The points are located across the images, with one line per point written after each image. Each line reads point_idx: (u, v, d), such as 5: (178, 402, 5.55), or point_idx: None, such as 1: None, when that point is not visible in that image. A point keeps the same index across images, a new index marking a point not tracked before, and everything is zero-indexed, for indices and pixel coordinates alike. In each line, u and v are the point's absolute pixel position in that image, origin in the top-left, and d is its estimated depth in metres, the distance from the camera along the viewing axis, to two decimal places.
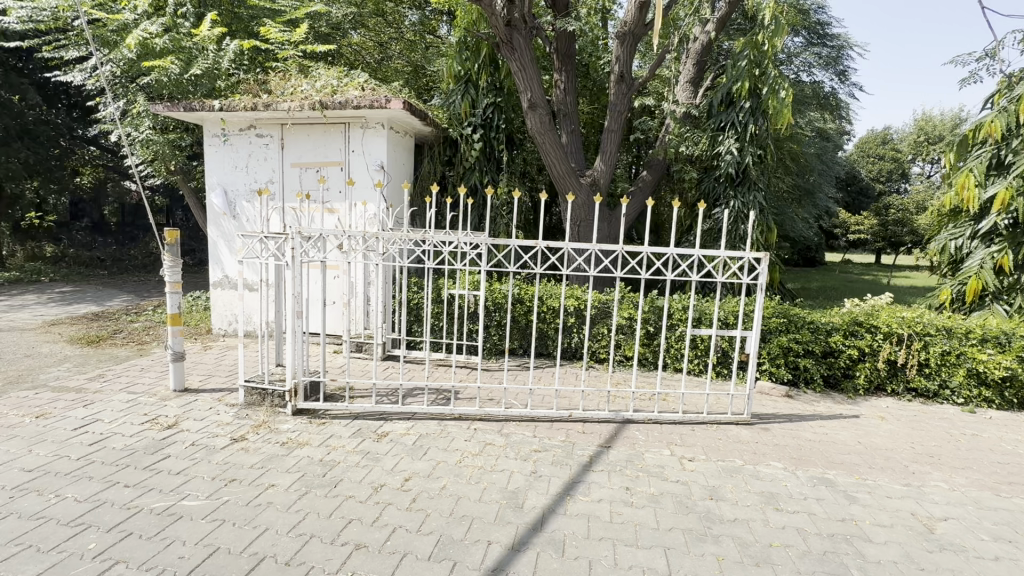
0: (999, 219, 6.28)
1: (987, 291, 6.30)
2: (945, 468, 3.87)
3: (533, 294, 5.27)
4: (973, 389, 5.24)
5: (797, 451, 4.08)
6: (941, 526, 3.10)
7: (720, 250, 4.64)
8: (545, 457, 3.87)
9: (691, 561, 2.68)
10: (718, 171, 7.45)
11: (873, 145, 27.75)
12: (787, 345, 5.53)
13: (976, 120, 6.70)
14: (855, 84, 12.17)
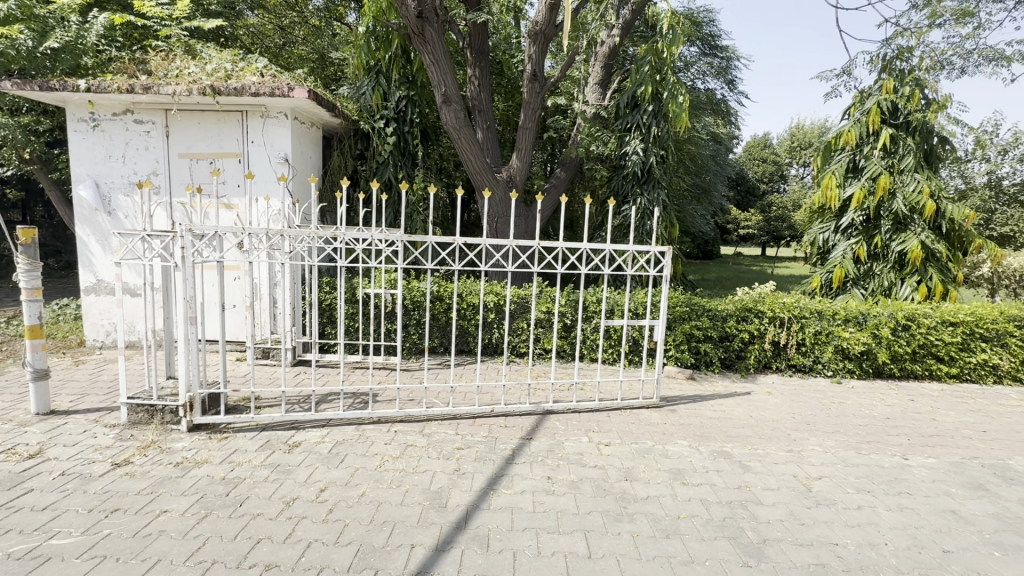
0: (855, 216, 7.27)
1: (848, 277, 7.29)
2: (819, 434, 4.42)
3: (452, 291, 5.20)
4: (839, 363, 6.03)
5: (699, 429, 4.44)
6: (816, 484, 3.53)
7: (629, 244, 4.89)
8: (468, 453, 3.86)
9: (608, 540, 2.81)
10: (625, 170, 7.86)
11: (757, 149, 30.88)
12: (690, 332, 6.00)
13: (837, 128, 7.68)
14: (742, 92, 13.42)
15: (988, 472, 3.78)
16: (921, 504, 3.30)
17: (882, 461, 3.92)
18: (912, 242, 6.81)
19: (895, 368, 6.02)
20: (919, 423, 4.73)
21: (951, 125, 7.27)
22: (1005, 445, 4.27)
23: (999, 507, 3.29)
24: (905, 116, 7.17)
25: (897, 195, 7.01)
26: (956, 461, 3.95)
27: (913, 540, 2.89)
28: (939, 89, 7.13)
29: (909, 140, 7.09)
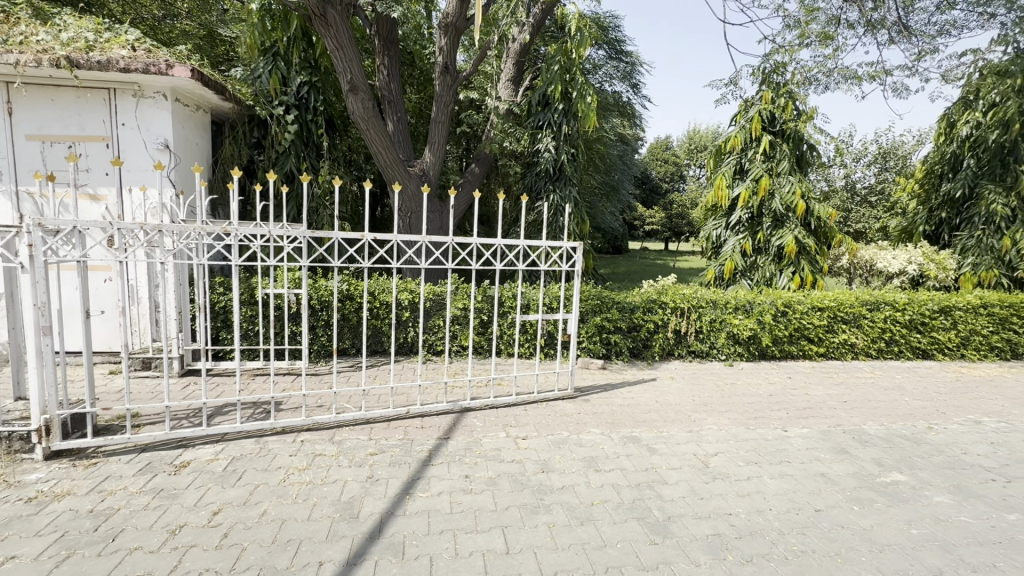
0: (742, 213, 8.05)
1: (737, 269, 8.06)
2: (714, 413, 4.82)
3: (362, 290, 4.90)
4: (731, 348, 6.63)
5: (610, 416, 4.64)
6: (713, 460, 3.84)
7: (543, 240, 4.96)
8: (383, 458, 3.71)
9: (526, 534, 2.84)
10: (538, 167, 8.02)
11: (659, 150, 33.08)
12: (601, 324, 6.27)
13: (726, 133, 8.42)
14: (645, 96, 14.22)
15: (849, 437, 4.35)
16: (798, 470, 3.71)
17: (767, 434, 4.36)
18: (788, 237, 7.67)
19: (776, 349, 6.75)
20: (795, 398, 5.34)
21: (817, 134, 8.23)
22: (861, 412, 4.95)
23: (857, 467, 3.80)
24: (781, 124, 8.01)
25: (775, 195, 7.85)
26: (824, 429, 4.50)
27: (792, 503, 3.25)
28: (808, 102, 8.05)
29: (785, 146, 7.92)
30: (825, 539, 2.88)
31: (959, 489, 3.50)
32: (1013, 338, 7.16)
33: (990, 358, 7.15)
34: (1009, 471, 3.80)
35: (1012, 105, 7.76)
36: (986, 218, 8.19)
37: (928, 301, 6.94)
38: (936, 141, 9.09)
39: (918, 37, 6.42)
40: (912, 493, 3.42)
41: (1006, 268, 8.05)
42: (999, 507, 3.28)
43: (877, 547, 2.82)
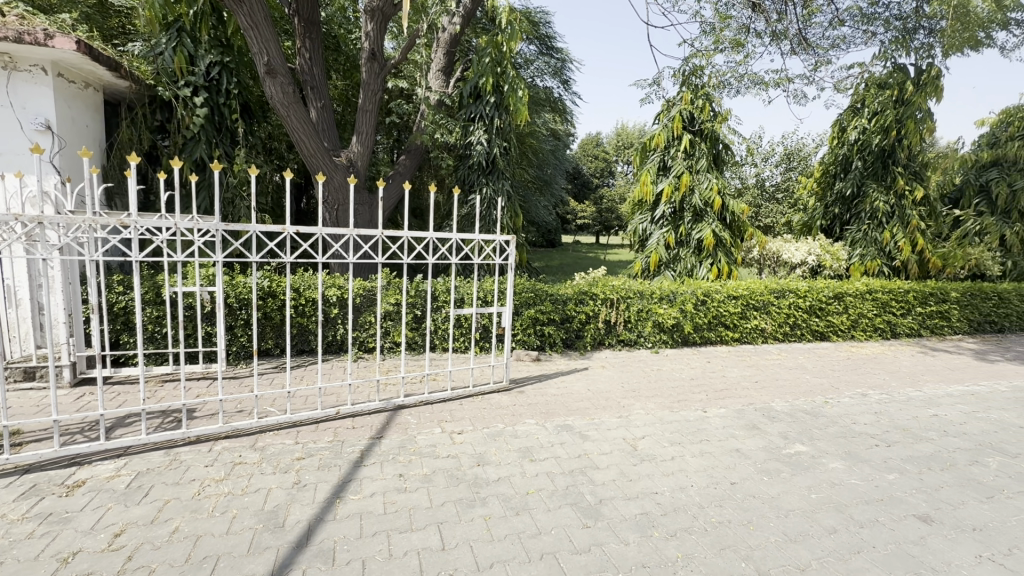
0: (665, 208, 8.50)
1: (661, 261, 8.52)
2: (642, 398, 5.07)
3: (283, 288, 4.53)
4: (657, 336, 6.99)
5: (545, 406, 4.74)
6: (641, 443, 4.03)
7: (477, 233, 4.94)
8: (311, 463, 3.53)
9: (462, 528, 2.82)
10: (471, 160, 7.97)
11: (590, 146, 34.09)
12: (535, 316, 6.38)
13: (650, 131, 8.83)
14: (575, 93, 14.54)
15: (759, 414, 4.74)
16: (716, 448, 3.99)
17: (689, 416, 4.64)
18: (706, 231, 8.19)
19: (697, 336, 7.20)
20: (714, 380, 5.73)
21: (731, 135, 8.82)
22: (770, 391, 5.41)
23: (766, 441, 4.15)
24: (700, 124, 8.48)
25: (695, 191, 8.35)
26: (739, 408, 4.87)
27: (711, 479, 3.49)
28: (722, 104, 8.60)
29: (703, 145, 8.41)
30: (739, 509, 3.12)
31: (850, 455, 3.93)
32: (892, 320, 8.14)
33: (874, 338, 8.08)
34: (889, 437, 4.32)
35: (890, 114, 8.76)
36: (871, 213, 9.22)
37: (825, 288, 7.72)
38: (831, 144, 10.08)
39: (815, 48, 7.06)
40: (812, 462, 3.79)
41: (887, 258, 9.12)
42: (881, 468, 3.72)
43: (783, 512, 3.10)
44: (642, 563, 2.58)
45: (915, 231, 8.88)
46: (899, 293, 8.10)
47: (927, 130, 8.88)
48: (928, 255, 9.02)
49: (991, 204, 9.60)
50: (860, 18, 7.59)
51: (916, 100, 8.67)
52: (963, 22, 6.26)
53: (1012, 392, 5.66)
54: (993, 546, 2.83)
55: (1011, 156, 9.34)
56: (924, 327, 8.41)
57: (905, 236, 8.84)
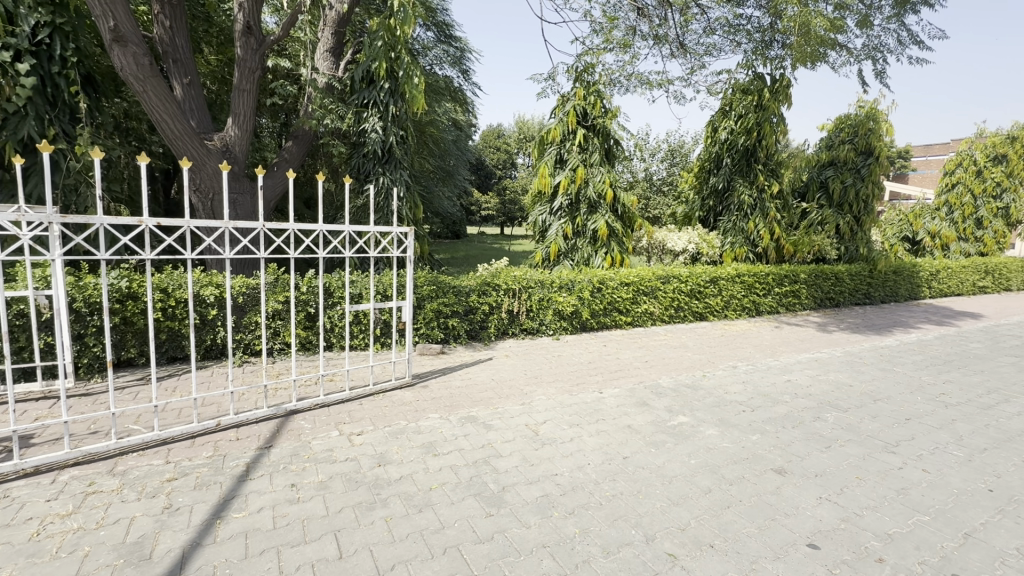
0: (563, 199, 8.84)
1: (560, 251, 8.87)
2: (544, 384, 5.25)
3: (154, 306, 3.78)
4: (558, 323, 7.27)
5: (449, 399, 4.71)
6: (542, 428, 4.17)
7: (372, 226, 4.71)
8: (186, 483, 3.16)
9: (361, 533, 2.71)
10: (365, 148, 7.56)
11: (492, 138, 34.36)
12: (438, 309, 6.31)
13: (547, 124, 9.07)
14: (475, 84, 14.51)
15: (648, 391, 5.13)
16: (610, 426, 4.25)
17: (586, 397, 4.90)
18: (600, 222, 8.65)
19: (594, 321, 7.60)
20: (609, 363, 6.10)
21: (621, 130, 9.30)
22: (657, 369, 5.90)
23: (654, 415, 4.51)
24: (592, 120, 8.88)
25: (589, 184, 8.76)
26: (631, 387, 5.24)
27: (605, 455, 3.71)
28: (612, 101, 9.03)
29: (595, 140, 8.82)
30: (630, 481, 3.36)
31: (722, 421, 4.41)
32: (756, 300, 9.25)
33: (743, 316, 9.13)
34: (753, 402, 4.92)
35: (752, 117, 9.90)
36: (738, 205, 10.36)
37: (702, 273, 8.54)
38: (705, 142, 11.13)
39: (691, 54, 7.74)
40: (692, 431, 4.19)
41: (752, 246, 10.32)
42: (747, 431, 4.22)
43: (668, 479, 3.39)
44: (542, 543, 2.67)
45: (772, 222, 10.15)
46: (761, 276, 9.22)
47: (781, 132, 10.16)
48: (783, 242, 10.37)
49: (829, 198, 11.27)
50: (728, 29, 8.43)
51: (771, 106, 9.88)
52: (805, 39, 7.22)
53: (845, 357, 6.73)
54: (830, 487, 3.35)
55: (843, 157, 11.00)
56: (781, 305, 9.67)
57: (765, 226, 10.07)
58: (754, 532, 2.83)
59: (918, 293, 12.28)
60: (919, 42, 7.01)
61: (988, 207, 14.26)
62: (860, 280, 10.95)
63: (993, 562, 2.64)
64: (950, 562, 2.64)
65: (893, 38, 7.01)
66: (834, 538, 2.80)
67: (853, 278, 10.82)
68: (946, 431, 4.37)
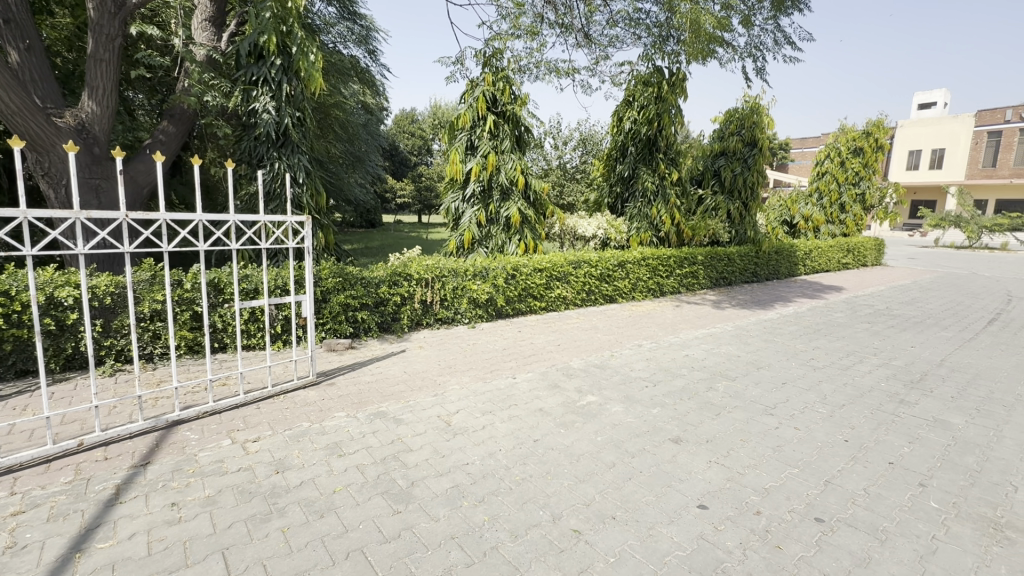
0: (475, 186, 8.76)
1: (474, 239, 8.82)
2: (457, 373, 5.22)
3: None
4: (473, 311, 7.24)
5: (357, 396, 4.51)
6: (455, 418, 4.13)
7: (264, 215, 4.29)
8: (36, 516, 2.73)
9: (253, 549, 2.51)
10: (256, 130, 6.93)
11: (405, 123, 33.35)
12: (346, 302, 6.01)
13: (457, 109, 8.90)
14: (383, 64, 13.89)
15: (560, 373, 5.28)
16: (522, 410, 4.31)
17: (500, 384, 4.93)
18: (513, 209, 8.71)
19: (509, 308, 7.67)
20: (523, 348, 6.19)
21: (531, 118, 9.34)
22: (569, 351, 6.10)
23: (564, 396, 4.65)
24: (502, 106, 8.85)
25: (501, 170, 8.77)
26: (543, 371, 5.35)
27: (517, 440, 3.76)
28: (521, 88, 9.04)
29: (506, 127, 8.83)
30: (539, 463, 3.43)
31: (627, 398, 4.65)
32: (660, 281, 9.87)
33: (648, 297, 9.69)
34: (655, 377, 5.25)
35: (653, 108, 10.44)
36: (643, 192, 10.93)
37: (611, 258, 8.92)
38: (611, 132, 11.58)
39: (596, 44, 7.95)
40: (599, 409, 4.37)
41: (655, 230, 10.95)
42: (649, 405, 4.49)
43: (575, 458, 3.50)
44: (451, 535, 2.64)
45: (673, 208, 10.84)
46: (664, 259, 9.84)
47: (678, 124, 10.85)
48: (682, 227, 11.12)
49: (722, 185, 12.25)
50: (629, 22, 8.77)
51: (669, 98, 10.50)
52: (697, 36, 7.69)
53: (734, 331, 7.39)
54: (718, 451, 3.66)
55: (733, 148, 12.01)
56: (682, 285, 10.40)
57: (666, 212, 10.72)
58: (651, 500, 3.01)
59: (795, 270, 13.81)
60: (791, 43, 7.74)
61: (849, 194, 16.34)
62: (748, 260, 12.07)
63: (846, 503, 3.04)
64: (814, 507, 2.99)
65: (770, 38, 7.68)
66: (720, 498, 3.06)
67: (743, 258, 11.89)
68: (814, 391, 4.96)
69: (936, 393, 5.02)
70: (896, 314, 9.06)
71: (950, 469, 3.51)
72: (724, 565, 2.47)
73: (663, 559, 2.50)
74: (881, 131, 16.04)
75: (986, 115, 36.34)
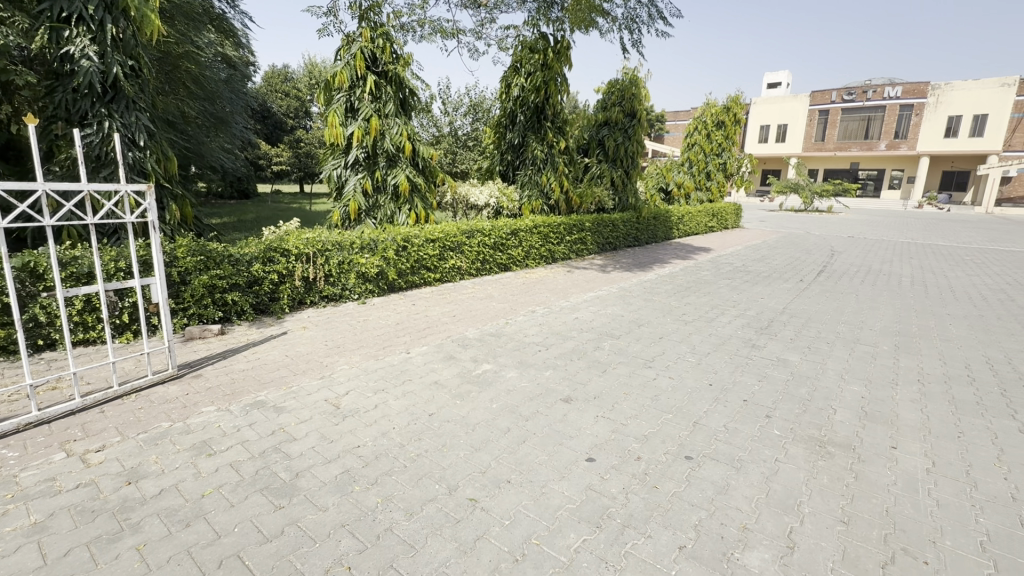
0: (358, 152, 8.18)
1: (361, 209, 8.31)
2: (347, 353, 4.93)
3: None
4: (362, 285, 6.87)
5: (230, 387, 4.06)
6: (344, 400, 3.90)
7: (87, 182, 3.48)
8: None
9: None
10: (74, 82, 5.68)
11: (278, 82, 30.09)
12: (211, 284, 5.34)
13: (333, 67, 8.11)
14: (244, 13, 12.24)
15: (455, 345, 5.23)
16: (417, 385, 4.21)
17: (393, 360, 4.76)
18: (401, 176, 8.30)
19: (402, 281, 7.40)
20: (417, 321, 6.03)
21: (415, 80, 8.85)
22: (464, 321, 6.07)
23: (460, 367, 4.64)
24: (383, 66, 8.26)
25: (385, 135, 8.25)
26: (438, 343, 5.27)
27: (411, 416, 3.67)
28: (403, 47, 8.48)
29: (389, 89, 8.28)
30: (435, 437, 3.38)
31: (521, 363, 4.77)
32: (551, 248, 10.17)
33: (541, 264, 9.96)
34: (547, 341, 5.44)
35: (540, 75, 10.46)
36: (532, 160, 11.04)
37: (504, 226, 8.95)
38: (500, 98, 11.44)
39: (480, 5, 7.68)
40: (494, 376, 4.43)
41: (546, 198, 11.17)
42: (541, 368, 4.65)
43: (471, 428, 3.51)
44: (341, 523, 2.51)
45: (561, 176, 11.11)
46: (555, 226, 10.12)
47: (564, 92, 11.05)
48: (571, 194, 11.49)
49: (606, 154, 12.83)
50: None
51: (555, 66, 10.58)
52: (578, 4, 7.82)
53: (619, 292, 7.91)
54: (605, 405, 3.91)
55: (615, 118, 12.59)
56: (571, 252, 10.84)
57: (555, 179, 10.93)
58: (544, 459, 3.13)
59: (670, 234, 15.11)
60: (663, 18, 8.17)
61: (713, 163, 18.13)
62: (630, 226, 12.90)
63: (710, 440, 3.42)
64: (684, 447, 3.33)
65: (644, 12, 8.02)
66: (606, 449, 3.28)
67: (626, 224, 12.68)
68: (686, 343, 5.50)
69: (779, 337, 5.85)
70: (750, 270, 10.36)
71: (789, 400, 4.12)
72: (609, 510, 2.66)
73: (555, 514, 2.61)
74: (738, 106, 17.89)
75: (817, 96, 42.19)
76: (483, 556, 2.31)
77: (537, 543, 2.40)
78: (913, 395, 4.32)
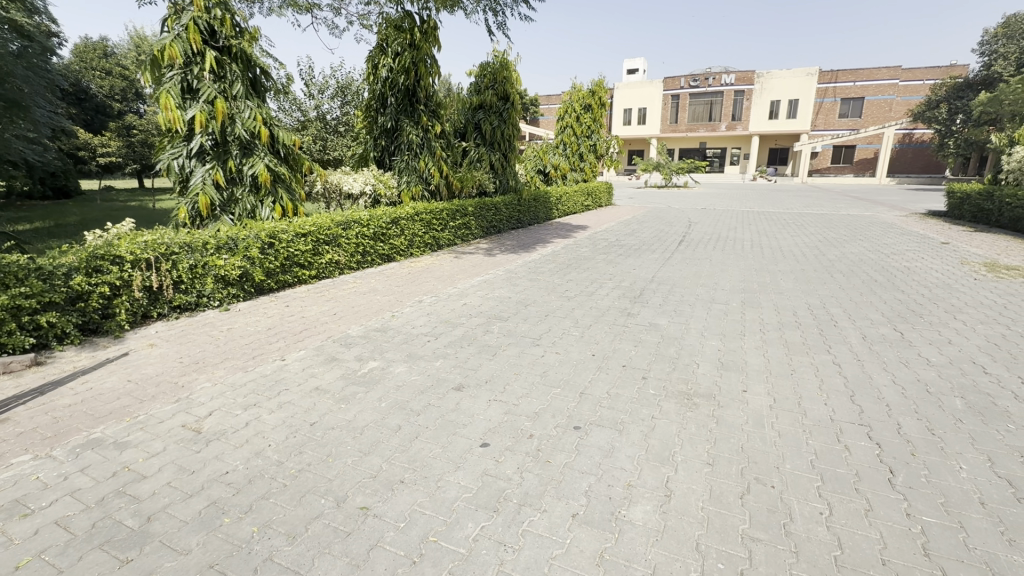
0: (204, 140, 7.18)
1: (214, 205, 7.34)
2: (209, 368, 4.35)
3: None
4: (223, 290, 6.11)
5: (52, 428, 3.35)
6: (207, 423, 3.43)
7: None
8: None
9: None
10: None
11: (94, 56, 25.27)
12: (14, 305, 4.31)
13: (159, 39, 6.95)
14: None
15: (337, 345, 4.89)
16: (295, 394, 3.85)
17: (265, 370, 4.29)
18: (259, 166, 7.47)
19: (271, 282, 6.72)
20: (292, 324, 5.53)
21: (266, 58, 7.97)
22: (346, 319, 5.71)
23: (344, 368, 4.34)
24: (224, 40, 7.30)
25: (235, 120, 7.33)
26: (318, 345, 4.89)
27: (290, 429, 3.35)
28: (248, 20, 7.56)
29: (234, 67, 7.36)
30: (318, 447, 3.13)
31: (410, 356, 4.61)
32: (435, 235, 9.97)
33: (425, 252, 9.72)
34: (436, 330, 5.33)
35: (407, 55, 10.07)
36: (408, 145, 10.65)
37: (383, 215, 8.53)
38: (368, 79, 10.80)
39: None
40: (381, 374, 4.22)
41: (426, 184, 10.87)
42: (431, 359, 4.53)
43: (359, 431, 3.31)
44: (209, 563, 2.21)
45: (440, 160, 10.88)
46: (437, 212, 9.91)
47: (436, 74, 10.76)
48: (452, 179, 11.32)
49: (483, 138, 12.85)
50: None
51: (423, 47, 10.24)
52: None
53: (505, 274, 8.02)
54: (497, 389, 3.94)
55: (489, 101, 12.59)
56: (456, 237, 10.73)
57: (433, 164, 10.69)
58: (438, 452, 3.06)
59: (551, 215, 15.71)
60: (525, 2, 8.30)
61: (585, 145, 19.13)
62: (512, 208, 13.13)
63: (596, 407, 3.63)
64: (572, 418, 3.48)
65: None
66: (500, 432, 3.30)
67: (508, 207, 12.89)
68: (570, 318, 5.76)
69: (650, 303, 6.39)
70: (623, 244, 11.18)
71: (660, 360, 4.52)
72: (505, 492, 2.68)
73: (451, 507, 2.57)
74: (602, 91, 19.06)
75: (669, 81, 46.47)
76: (377, 566, 2.19)
77: (433, 540, 2.34)
78: (757, 342, 5.01)
